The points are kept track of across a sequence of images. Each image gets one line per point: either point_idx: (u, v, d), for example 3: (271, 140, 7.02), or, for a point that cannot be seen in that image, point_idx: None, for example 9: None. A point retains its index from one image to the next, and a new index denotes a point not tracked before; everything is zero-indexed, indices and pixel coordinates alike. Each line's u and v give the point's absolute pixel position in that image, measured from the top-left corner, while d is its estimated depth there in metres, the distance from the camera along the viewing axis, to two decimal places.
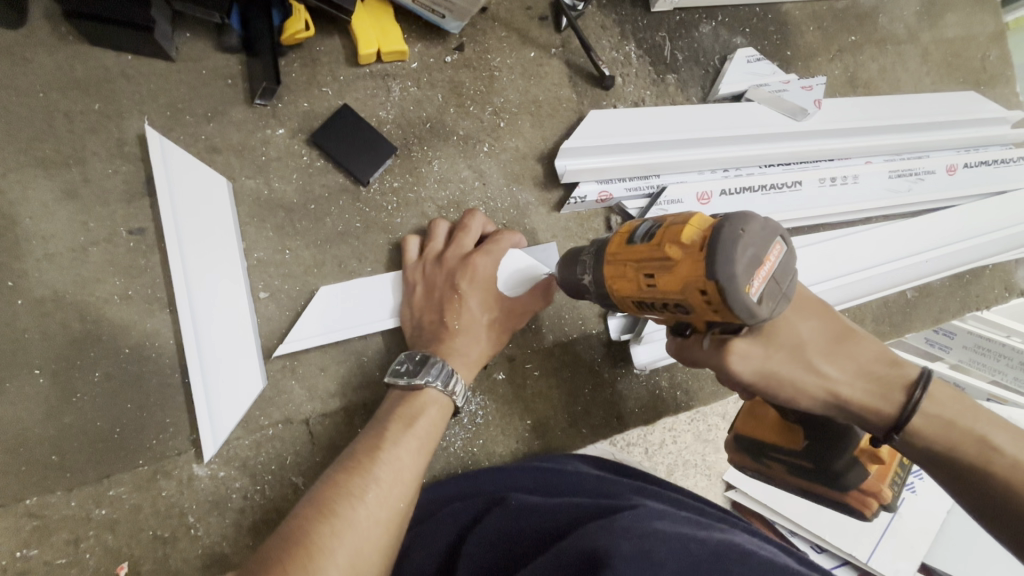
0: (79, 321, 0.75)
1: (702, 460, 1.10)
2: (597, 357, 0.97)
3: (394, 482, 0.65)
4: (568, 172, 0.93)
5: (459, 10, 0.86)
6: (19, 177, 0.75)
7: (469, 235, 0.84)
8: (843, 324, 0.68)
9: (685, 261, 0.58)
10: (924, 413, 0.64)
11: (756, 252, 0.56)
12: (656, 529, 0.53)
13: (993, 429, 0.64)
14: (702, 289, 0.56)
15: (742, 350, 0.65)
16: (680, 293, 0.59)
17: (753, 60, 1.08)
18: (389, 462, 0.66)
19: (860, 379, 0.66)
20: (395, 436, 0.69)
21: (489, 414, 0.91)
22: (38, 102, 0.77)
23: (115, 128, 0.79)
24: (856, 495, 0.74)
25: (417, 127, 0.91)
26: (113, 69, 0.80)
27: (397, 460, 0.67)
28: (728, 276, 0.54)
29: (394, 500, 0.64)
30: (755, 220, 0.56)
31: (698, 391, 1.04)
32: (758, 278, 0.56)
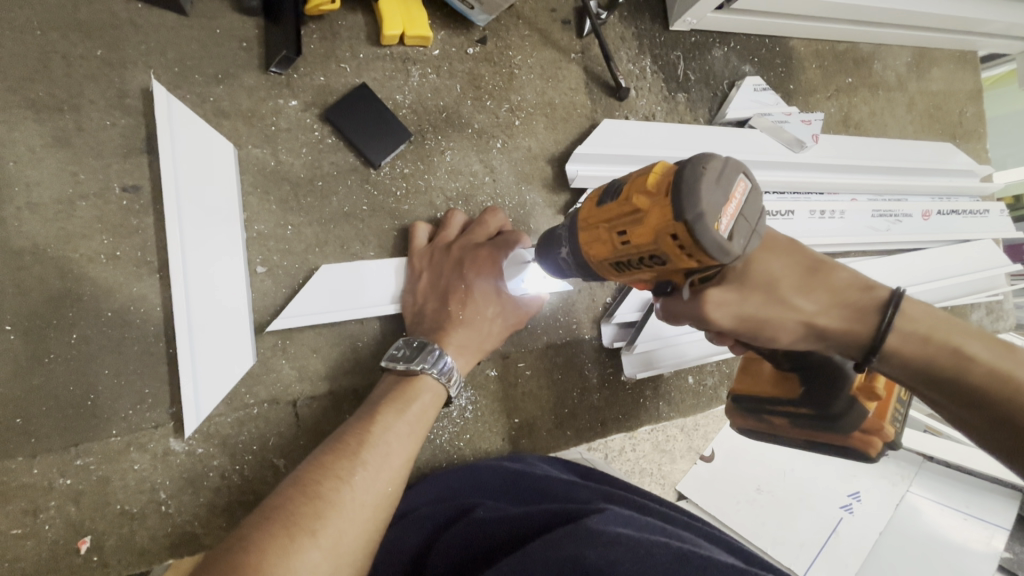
0: (58, 278, 0.71)
1: (658, 469, 1.10)
2: (587, 361, 0.98)
3: (380, 467, 0.64)
4: (578, 177, 0.94)
5: (490, 4, 0.85)
6: (5, 118, 0.70)
7: (484, 230, 0.85)
8: (812, 258, 0.69)
9: (653, 208, 0.54)
10: (900, 332, 0.64)
11: (722, 194, 0.52)
12: (619, 534, 0.53)
13: (968, 338, 0.63)
14: (673, 233, 0.53)
15: (720, 298, 0.67)
16: (652, 243, 0.56)
17: (759, 89, 1.12)
18: (377, 446, 0.65)
19: (837, 306, 0.67)
20: (387, 421, 0.67)
21: (478, 410, 0.91)
22: (35, 41, 0.72)
23: (117, 78, 0.75)
24: (860, 435, 0.77)
25: (433, 116, 0.90)
26: (121, 15, 0.75)
27: (387, 444, 0.66)
28: (696, 212, 0.50)
29: (382, 484, 0.63)
30: (717, 157, 0.53)
31: (678, 403, 1.07)
32: (726, 216, 0.53)
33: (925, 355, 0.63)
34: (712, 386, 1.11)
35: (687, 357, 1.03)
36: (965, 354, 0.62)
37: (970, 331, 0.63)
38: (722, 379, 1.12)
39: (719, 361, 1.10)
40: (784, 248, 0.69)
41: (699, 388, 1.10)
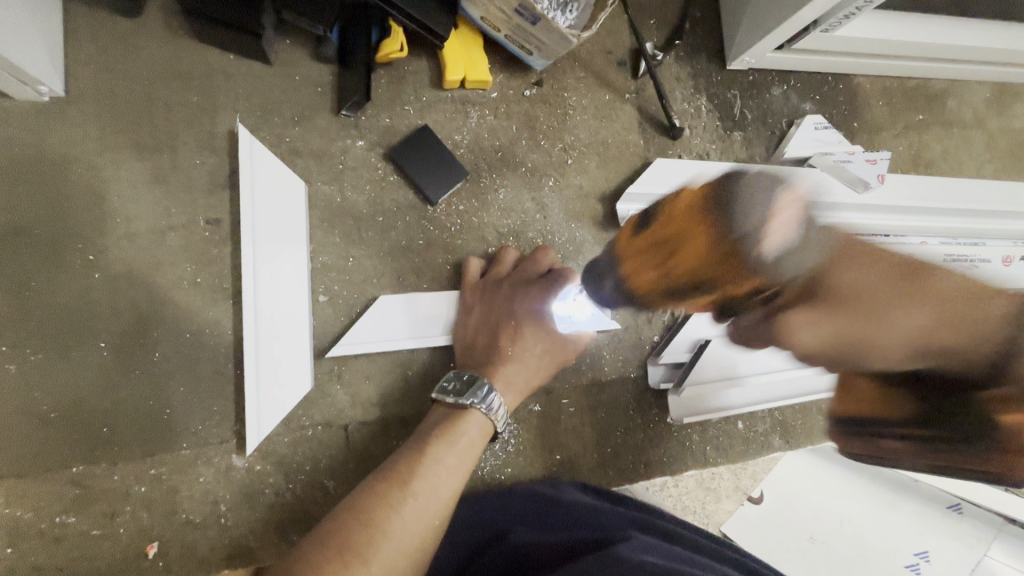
0: (148, 301, 0.78)
1: (701, 508, 1.00)
2: (632, 401, 0.97)
3: (429, 498, 0.66)
4: (628, 217, 0.95)
5: (549, 50, 0.88)
6: (114, 157, 0.79)
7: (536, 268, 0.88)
8: (897, 264, 0.39)
9: (692, 234, 0.50)
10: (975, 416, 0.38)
11: (813, 252, 0.41)
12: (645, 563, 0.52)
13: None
14: (721, 257, 0.46)
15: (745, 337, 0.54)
16: (702, 268, 0.49)
17: (820, 127, 1.10)
18: (427, 478, 0.67)
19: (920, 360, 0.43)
20: (436, 453, 0.69)
21: (520, 443, 0.91)
22: (141, 89, 0.80)
23: (207, 121, 0.82)
24: None
25: (489, 156, 0.94)
26: (215, 65, 0.83)
27: (435, 476, 0.68)
28: (739, 232, 0.44)
29: (430, 514, 0.65)
30: (758, 173, 0.48)
31: (726, 449, 1.03)
32: (778, 227, 0.42)
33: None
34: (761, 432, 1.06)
35: (739, 403, 0.99)
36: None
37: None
38: (773, 426, 1.06)
39: (769, 408, 1.04)
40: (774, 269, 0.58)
41: (749, 434, 1.04)
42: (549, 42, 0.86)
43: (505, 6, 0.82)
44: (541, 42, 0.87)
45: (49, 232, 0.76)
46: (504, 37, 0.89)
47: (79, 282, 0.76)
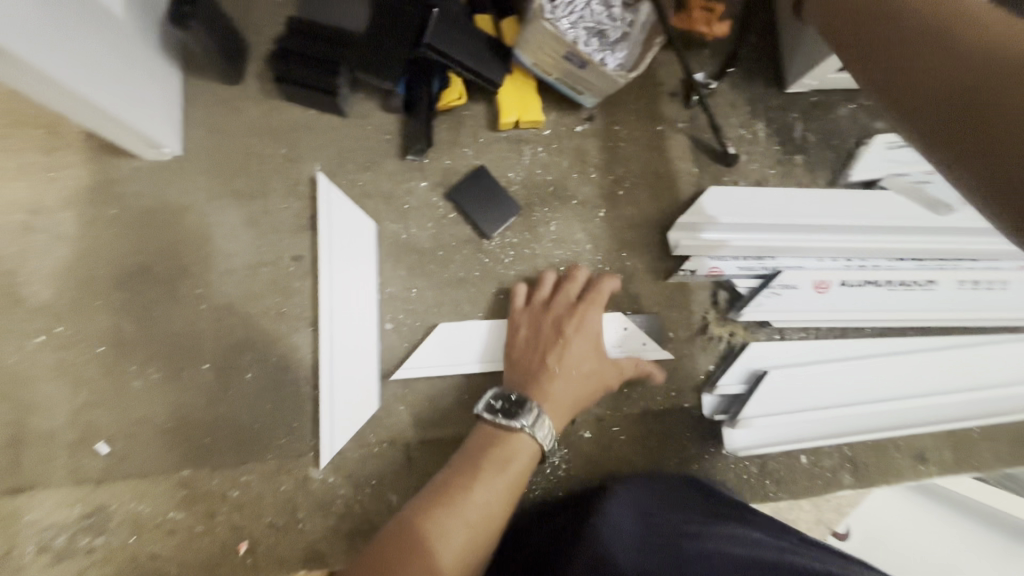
0: (243, 328, 0.90)
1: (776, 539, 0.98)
2: (686, 431, 0.96)
3: (484, 524, 0.70)
4: (681, 246, 0.94)
5: (598, 89, 0.92)
6: (219, 205, 0.92)
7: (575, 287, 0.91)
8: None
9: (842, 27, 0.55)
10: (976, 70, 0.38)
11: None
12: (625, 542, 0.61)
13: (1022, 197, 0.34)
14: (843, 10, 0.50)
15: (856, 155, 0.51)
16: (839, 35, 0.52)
17: (893, 147, 1.04)
18: (475, 503, 0.71)
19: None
20: (485, 488, 0.72)
21: (571, 468, 0.94)
22: (241, 144, 0.93)
23: (293, 170, 0.94)
24: None
25: (541, 190, 0.98)
26: (300, 121, 0.95)
27: (484, 503, 0.71)
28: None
29: (484, 541, 0.70)
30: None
31: (789, 484, 0.98)
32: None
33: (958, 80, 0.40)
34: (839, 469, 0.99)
35: (806, 436, 0.94)
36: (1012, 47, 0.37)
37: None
38: (843, 461, 1.00)
39: (843, 443, 0.98)
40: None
41: (814, 469, 0.99)
42: (598, 83, 0.89)
43: (554, 53, 0.87)
44: (589, 83, 0.91)
45: (168, 269, 0.90)
46: (555, 79, 0.94)
47: (190, 312, 0.90)
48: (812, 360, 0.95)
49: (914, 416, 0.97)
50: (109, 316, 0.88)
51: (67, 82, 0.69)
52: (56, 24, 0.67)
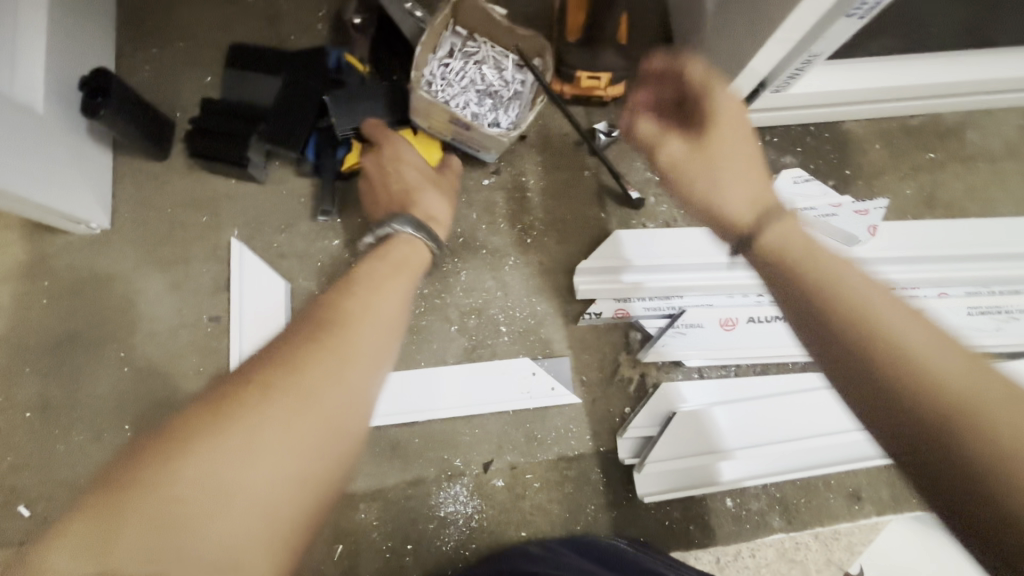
0: (162, 389, 0.94)
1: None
2: (603, 477, 0.95)
3: (349, 382, 0.50)
4: (583, 291, 0.96)
5: (493, 146, 0.96)
6: (143, 272, 0.98)
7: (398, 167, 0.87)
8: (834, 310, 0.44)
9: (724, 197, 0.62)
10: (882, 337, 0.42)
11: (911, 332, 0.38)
12: None
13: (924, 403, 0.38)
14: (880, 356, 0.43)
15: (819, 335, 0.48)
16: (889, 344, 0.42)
17: (799, 181, 1.05)
18: (358, 337, 0.53)
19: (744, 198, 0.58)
20: (364, 307, 0.56)
21: (484, 519, 0.93)
22: (165, 215, 1.00)
23: (214, 236, 1.00)
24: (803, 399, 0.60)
25: (451, 242, 1.02)
26: (221, 190, 1.01)
27: (369, 319, 0.55)
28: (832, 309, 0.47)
29: (376, 385, 0.52)
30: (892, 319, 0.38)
31: (714, 530, 0.95)
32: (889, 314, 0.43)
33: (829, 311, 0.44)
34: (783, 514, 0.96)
35: (727, 478, 0.91)
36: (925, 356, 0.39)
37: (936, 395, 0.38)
38: (772, 504, 0.96)
39: (768, 484, 0.95)
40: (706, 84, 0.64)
41: (741, 513, 0.95)
42: (488, 143, 0.94)
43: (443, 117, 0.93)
44: (482, 142, 0.95)
45: (94, 335, 0.95)
46: (453, 139, 0.98)
47: (113, 375, 0.94)
48: (727, 399, 0.94)
49: (840, 453, 0.94)
50: (38, 382, 0.93)
51: None
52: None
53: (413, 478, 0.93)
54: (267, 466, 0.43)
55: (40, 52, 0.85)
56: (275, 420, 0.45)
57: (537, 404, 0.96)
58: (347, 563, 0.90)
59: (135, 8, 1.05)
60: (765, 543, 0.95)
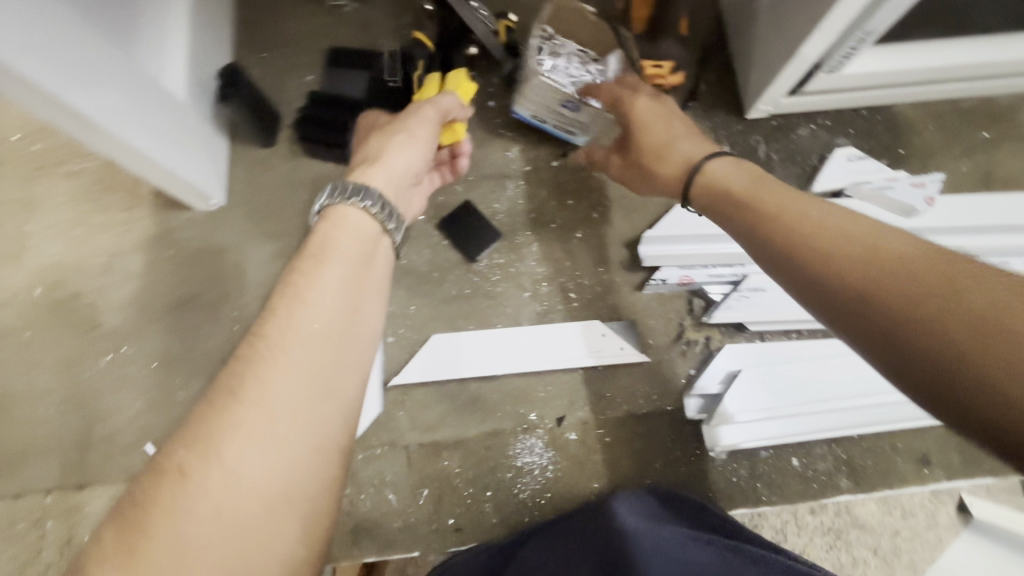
0: None
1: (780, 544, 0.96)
2: (671, 434, 1.00)
3: (302, 377, 0.56)
4: (649, 257, 1.03)
5: (588, 128, 1.04)
6: (252, 243, 1.10)
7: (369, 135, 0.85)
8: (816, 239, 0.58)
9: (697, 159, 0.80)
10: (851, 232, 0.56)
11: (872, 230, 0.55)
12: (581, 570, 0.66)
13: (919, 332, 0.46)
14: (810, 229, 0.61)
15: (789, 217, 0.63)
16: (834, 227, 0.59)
17: (855, 158, 1.11)
18: (280, 333, 0.58)
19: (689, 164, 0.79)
20: (286, 314, 0.59)
21: (559, 470, 0.98)
22: (272, 193, 1.12)
23: (313, 212, 1.12)
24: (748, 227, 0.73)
25: (523, 217, 1.11)
26: (320, 172, 1.14)
27: (309, 316, 0.59)
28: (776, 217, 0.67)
29: (342, 367, 0.59)
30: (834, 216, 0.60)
31: (781, 488, 0.97)
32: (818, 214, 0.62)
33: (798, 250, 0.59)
34: (839, 523, 0.97)
35: (790, 434, 0.97)
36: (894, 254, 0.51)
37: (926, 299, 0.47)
38: (838, 465, 0.98)
39: (832, 443, 0.98)
40: (649, 120, 0.86)
41: (808, 473, 0.98)
42: (587, 123, 1.02)
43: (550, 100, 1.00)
44: (580, 124, 1.04)
45: (210, 297, 1.08)
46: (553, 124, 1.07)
47: (226, 333, 1.06)
48: (791, 359, 1.00)
49: (901, 413, 0.98)
50: (161, 338, 1.05)
51: (122, 141, 0.84)
52: (128, 97, 0.85)
53: (492, 430, 1.00)
54: (252, 475, 0.50)
55: (183, 50, 1.00)
56: (248, 431, 0.51)
57: (607, 364, 1.02)
58: (431, 506, 0.97)
59: (249, 18, 1.20)
60: (819, 558, 0.96)
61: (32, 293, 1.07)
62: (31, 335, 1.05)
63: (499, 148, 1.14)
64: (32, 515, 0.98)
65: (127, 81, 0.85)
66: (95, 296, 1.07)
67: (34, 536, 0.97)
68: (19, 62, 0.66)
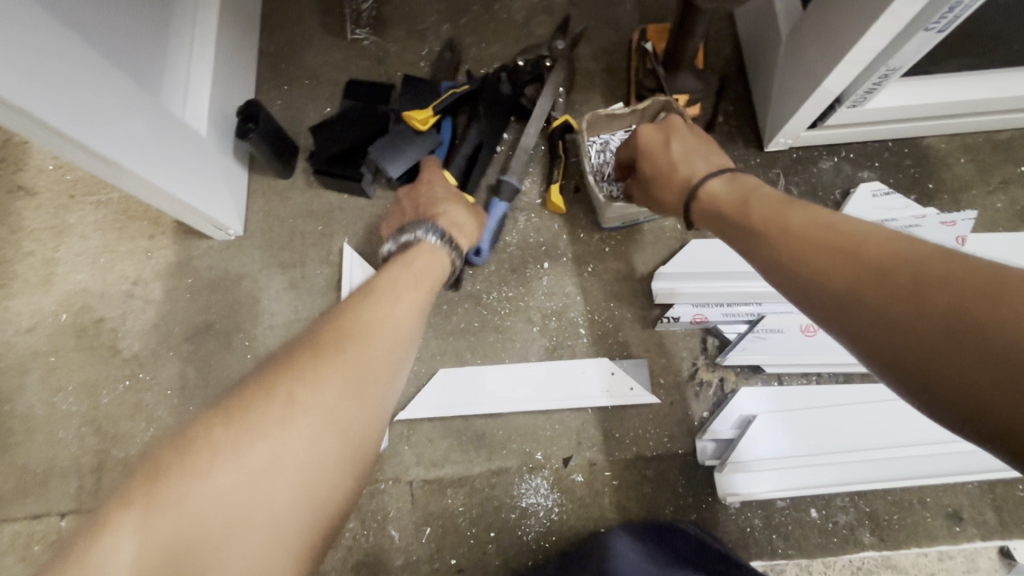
0: None
1: None
2: (681, 478, 0.96)
3: (313, 426, 0.50)
4: (660, 295, 1.01)
5: None
6: (267, 273, 1.12)
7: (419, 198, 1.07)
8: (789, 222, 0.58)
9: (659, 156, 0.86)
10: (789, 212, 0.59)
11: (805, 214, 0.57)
12: None
13: (883, 330, 0.43)
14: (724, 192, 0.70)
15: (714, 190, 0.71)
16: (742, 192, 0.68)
17: (880, 194, 1.06)
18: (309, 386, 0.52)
19: (682, 184, 0.75)
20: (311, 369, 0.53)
21: (564, 512, 0.96)
22: (288, 224, 1.14)
23: (327, 243, 1.13)
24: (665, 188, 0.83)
25: (534, 250, 1.10)
26: (335, 203, 1.15)
27: (371, 333, 0.59)
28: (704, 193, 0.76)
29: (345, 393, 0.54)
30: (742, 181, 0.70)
31: (799, 540, 0.93)
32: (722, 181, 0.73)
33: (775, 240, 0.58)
34: (870, 564, 0.92)
35: (809, 483, 0.91)
36: (861, 245, 0.48)
37: (901, 287, 0.43)
38: (861, 518, 0.93)
39: (854, 495, 0.93)
40: (649, 143, 0.81)
41: (828, 526, 0.93)
42: None
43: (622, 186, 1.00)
44: None
45: (225, 325, 1.10)
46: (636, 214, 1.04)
47: (239, 361, 1.08)
48: (810, 404, 0.95)
49: (934, 465, 0.91)
50: (177, 365, 1.08)
51: (147, 179, 0.88)
52: (153, 138, 0.88)
53: (497, 468, 0.99)
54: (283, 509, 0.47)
55: (207, 87, 1.03)
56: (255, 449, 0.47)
57: (616, 404, 0.99)
58: (434, 543, 0.96)
59: (271, 53, 1.24)
60: None
61: (60, 318, 1.11)
62: (57, 358, 1.09)
63: None
64: (49, 536, 1.00)
65: (153, 123, 0.88)
66: (117, 323, 1.11)
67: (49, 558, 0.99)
68: (49, 114, 0.69)
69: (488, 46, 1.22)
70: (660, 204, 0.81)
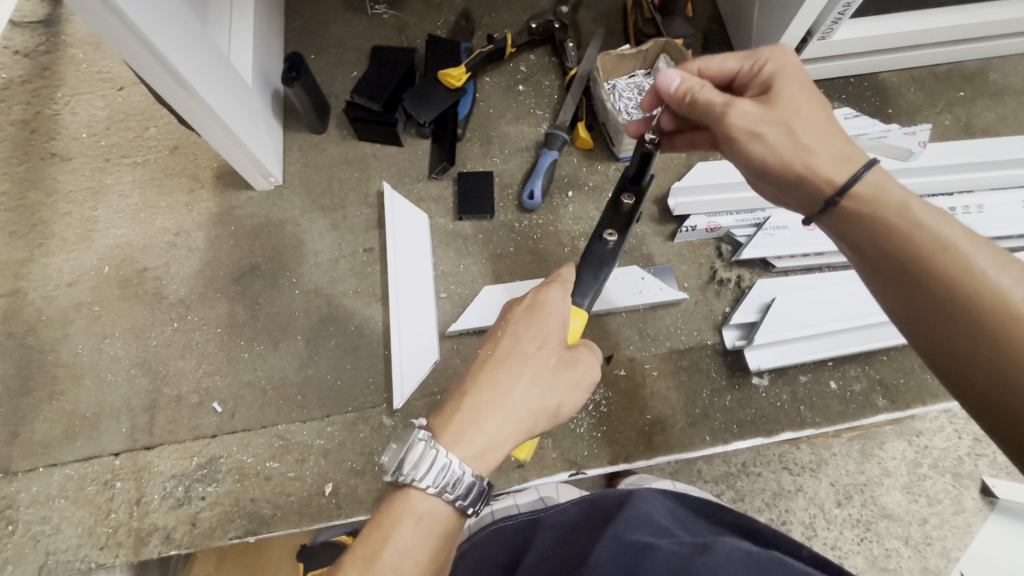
0: (326, 306, 1.11)
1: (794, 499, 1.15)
2: (713, 365, 1.06)
3: None
4: (679, 206, 1.12)
5: None
6: (309, 216, 1.18)
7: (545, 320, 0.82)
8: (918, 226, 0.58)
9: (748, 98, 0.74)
10: (916, 223, 0.57)
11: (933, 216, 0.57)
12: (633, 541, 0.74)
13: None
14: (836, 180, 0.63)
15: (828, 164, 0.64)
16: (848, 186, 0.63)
17: (850, 117, 1.23)
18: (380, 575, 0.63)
19: (837, 154, 0.64)
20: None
21: (612, 405, 1.03)
22: (325, 173, 1.22)
23: (364, 187, 1.21)
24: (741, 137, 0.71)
25: (558, 182, 1.21)
26: (369, 153, 1.24)
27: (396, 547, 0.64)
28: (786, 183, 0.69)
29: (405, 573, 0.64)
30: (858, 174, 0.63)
31: (823, 409, 1.03)
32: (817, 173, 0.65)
33: (929, 287, 0.55)
34: (867, 512, 1.14)
35: (826, 352, 1.03)
36: (971, 279, 0.53)
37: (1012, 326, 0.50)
38: (873, 385, 1.05)
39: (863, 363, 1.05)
40: (779, 91, 0.69)
41: (846, 394, 1.04)
42: None
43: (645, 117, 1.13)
44: None
45: (271, 266, 1.14)
46: None
47: (287, 297, 1.12)
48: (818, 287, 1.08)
49: None
50: (225, 305, 1.11)
51: (207, 105, 0.94)
52: (206, 62, 0.94)
53: None
54: None
55: (250, 41, 1.12)
56: None
57: (649, 303, 1.08)
58: None
59: (298, 27, 1.34)
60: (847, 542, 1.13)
61: (102, 271, 1.13)
62: (100, 308, 1.11)
63: (530, 126, 1.26)
64: (101, 477, 1.00)
65: (204, 49, 0.94)
66: (161, 271, 1.13)
67: (104, 497, 0.98)
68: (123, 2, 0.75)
69: (498, 15, 1.36)
70: (805, 171, 0.65)
